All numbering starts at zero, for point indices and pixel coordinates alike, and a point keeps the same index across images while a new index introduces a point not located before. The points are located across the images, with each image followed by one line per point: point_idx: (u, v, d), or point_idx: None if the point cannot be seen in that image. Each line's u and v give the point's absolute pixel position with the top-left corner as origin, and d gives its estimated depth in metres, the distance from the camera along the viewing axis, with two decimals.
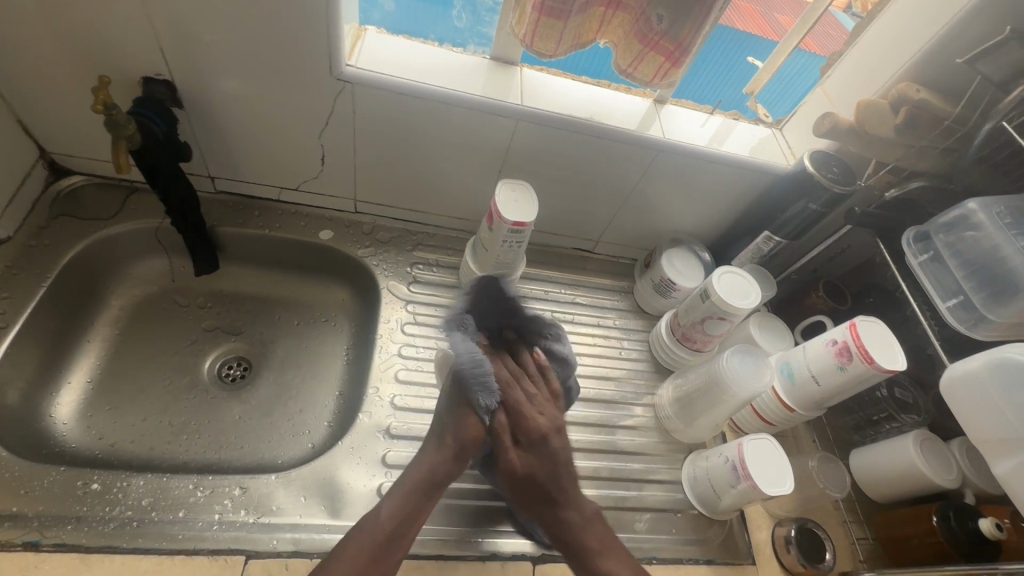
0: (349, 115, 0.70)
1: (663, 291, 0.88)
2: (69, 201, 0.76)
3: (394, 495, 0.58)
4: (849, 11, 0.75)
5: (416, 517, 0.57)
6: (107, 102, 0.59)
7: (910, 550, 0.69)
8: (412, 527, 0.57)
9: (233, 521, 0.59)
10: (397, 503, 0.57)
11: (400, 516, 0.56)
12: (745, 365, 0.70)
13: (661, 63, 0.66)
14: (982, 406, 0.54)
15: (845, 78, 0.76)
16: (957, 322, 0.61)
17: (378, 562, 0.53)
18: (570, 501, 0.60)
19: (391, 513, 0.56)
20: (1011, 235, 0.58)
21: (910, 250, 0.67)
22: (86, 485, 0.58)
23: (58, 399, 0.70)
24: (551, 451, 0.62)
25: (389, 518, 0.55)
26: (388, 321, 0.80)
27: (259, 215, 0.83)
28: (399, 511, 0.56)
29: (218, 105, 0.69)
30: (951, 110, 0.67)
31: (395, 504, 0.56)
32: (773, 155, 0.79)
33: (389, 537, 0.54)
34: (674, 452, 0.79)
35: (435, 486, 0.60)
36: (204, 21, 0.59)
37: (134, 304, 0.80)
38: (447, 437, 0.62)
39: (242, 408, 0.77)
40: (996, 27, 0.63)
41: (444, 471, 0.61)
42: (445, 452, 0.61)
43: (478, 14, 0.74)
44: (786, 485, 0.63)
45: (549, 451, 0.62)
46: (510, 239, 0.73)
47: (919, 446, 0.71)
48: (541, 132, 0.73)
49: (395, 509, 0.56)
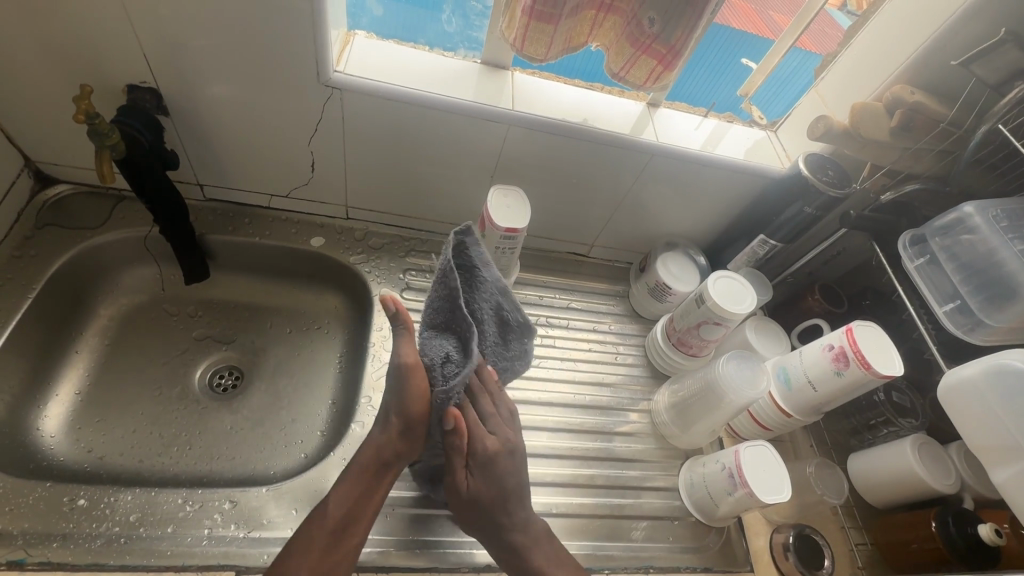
0: (338, 121, 0.70)
1: (658, 296, 0.88)
2: (55, 210, 0.75)
3: (342, 483, 0.56)
4: (844, 9, 0.74)
5: (365, 504, 0.56)
6: (89, 111, 0.58)
7: (909, 557, 0.68)
8: (362, 520, 0.55)
9: (223, 536, 0.58)
10: (344, 493, 0.55)
11: (348, 504, 0.54)
12: (742, 371, 0.69)
13: (653, 67, 0.65)
14: (981, 415, 0.53)
15: (839, 79, 0.75)
16: (954, 327, 0.60)
17: (335, 548, 0.52)
18: (517, 524, 0.57)
19: (337, 504, 0.54)
20: (1009, 239, 0.57)
21: (906, 254, 0.66)
22: (73, 501, 0.57)
23: (45, 412, 0.68)
24: (499, 474, 0.58)
25: (340, 506, 0.54)
26: (381, 329, 0.79)
27: (250, 223, 0.82)
28: (348, 500, 0.55)
29: (206, 112, 0.68)
30: (946, 112, 0.67)
31: (344, 490, 0.55)
32: (768, 158, 0.79)
33: (340, 526, 0.53)
34: (671, 458, 0.78)
35: (384, 467, 0.57)
36: (190, 28, 0.58)
37: (123, 314, 0.79)
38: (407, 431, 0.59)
39: (233, 418, 0.76)
40: (991, 28, 0.62)
41: (394, 450, 0.58)
42: (390, 435, 0.57)
43: (468, 18, 0.73)
44: (785, 492, 0.63)
45: (497, 473, 0.58)
46: (502, 246, 0.73)
47: (916, 450, 0.70)
48: (533, 137, 0.73)
49: (343, 498, 0.55)
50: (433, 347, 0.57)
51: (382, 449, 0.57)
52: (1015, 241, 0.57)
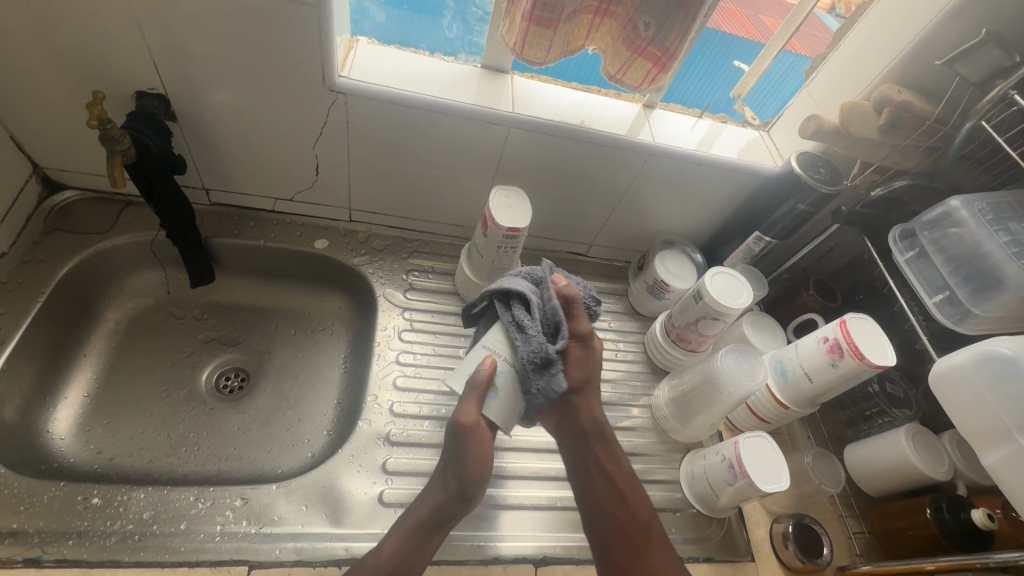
0: (343, 125, 0.71)
1: (656, 293, 0.89)
2: (63, 215, 0.76)
3: (395, 533, 0.58)
4: (833, 12, 0.76)
5: (421, 552, 0.58)
6: (102, 117, 0.59)
7: (906, 543, 0.70)
8: (416, 562, 0.57)
9: (235, 532, 0.59)
10: (397, 541, 0.58)
11: (402, 552, 0.57)
12: (739, 364, 0.71)
13: (649, 68, 0.67)
14: (970, 400, 0.55)
15: (827, 80, 0.78)
16: (944, 317, 0.62)
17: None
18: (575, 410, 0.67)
19: (391, 551, 0.57)
20: (994, 231, 0.59)
21: (897, 248, 0.68)
22: (86, 500, 0.58)
23: (54, 415, 0.69)
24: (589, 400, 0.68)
25: (390, 554, 0.57)
26: (385, 329, 0.80)
27: (254, 226, 0.83)
28: (402, 548, 0.57)
29: (213, 118, 0.69)
30: (932, 110, 0.69)
31: (397, 541, 0.58)
32: (761, 157, 0.81)
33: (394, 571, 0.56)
34: (671, 452, 0.80)
35: (441, 523, 0.60)
36: (197, 34, 0.60)
37: (130, 318, 0.80)
38: (448, 475, 0.61)
39: (241, 419, 0.77)
40: (973, 29, 0.65)
41: (451, 508, 0.60)
42: (450, 494, 0.60)
43: (469, 23, 0.75)
44: (783, 481, 0.64)
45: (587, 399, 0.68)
46: (504, 245, 0.74)
47: (910, 439, 0.72)
48: (532, 139, 0.74)
49: (397, 545, 0.57)
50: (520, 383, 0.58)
51: (441, 508, 0.60)
52: (1000, 233, 0.59)
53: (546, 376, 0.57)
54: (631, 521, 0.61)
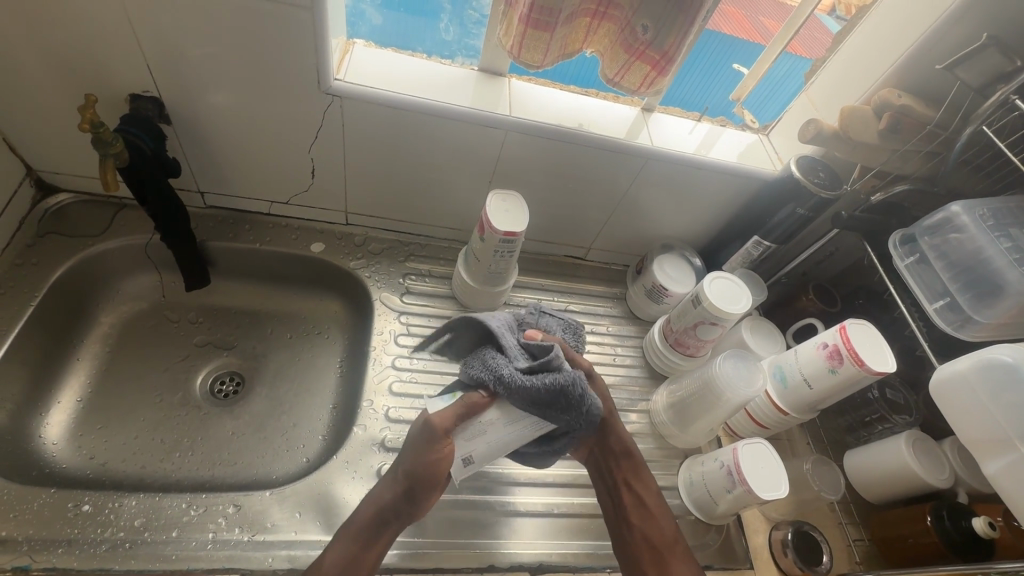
0: (339, 128, 0.71)
1: (655, 297, 0.89)
2: (57, 218, 0.75)
3: (342, 536, 0.57)
4: (833, 15, 0.75)
5: (364, 560, 0.56)
6: (94, 120, 0.58)
7: (904, 550, 0.70)
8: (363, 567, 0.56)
9: (227, 540, 0.59)
10: (343, 546, 0.56)
11: (347, 557, 0.55)
12: (738, 370, 0.70)
13: (647, 72, 0.66)
14: (972, 407, 0.54)
15: (827, 83, 0.78)
16: (944, 323, 0.61)
17: None
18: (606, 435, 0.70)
19: (335, 557, 0.55)
20: (995, 237, 0.59)
21: (897, 253, 0.67)
22: (77, 507, 0.57)
23: (47, 419, 0.69)
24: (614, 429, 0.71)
25: (336, 560, 0.55)
26: (381, 333, 0.80)
27: (250, 230, 0.83)
28: (346, 550, 0.56)
29: (207, 121, 0.69)
30: (933, 115, 0.69)
31: (340, 548, 0.56)
32: (761, 161, 0.81)
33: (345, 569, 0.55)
34: (670, 458, 0.79)
35: (383, 525, 0.58)
36: (191, 37, 0.59)
37: (124, 321, 0.79)
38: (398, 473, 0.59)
39: (235, 424, 0.76)
40: (974, 33, 0.64)
41: (397, 509, 0.58)
42: (397, 492, 0.58)
43: (466, 26, 0.74)
44: (782, 488, 0.63)
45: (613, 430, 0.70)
46: (501, 249, 0.73)
47: (911, 447, 0.72)
48: (530, 142, 0.74)
49: (343, 549, 0.56)
50: (556, 413, 0.58)
51: (385, 510, 0.58)
52: (1001, 240, 0.58)
53: (571, 399, 0.58)
54: (654, 536, 0.64)
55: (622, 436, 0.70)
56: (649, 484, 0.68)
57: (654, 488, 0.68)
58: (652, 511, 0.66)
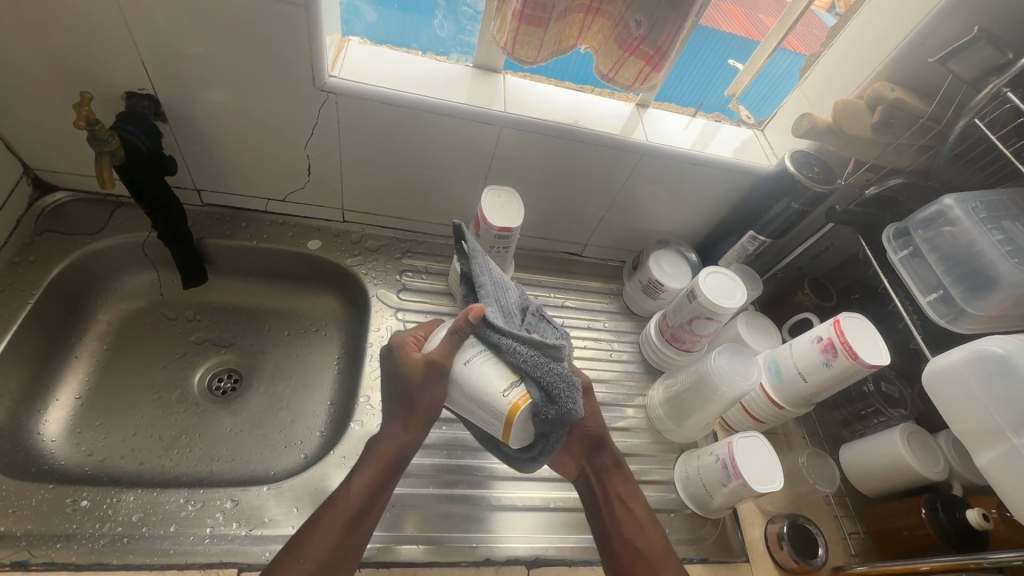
0: (334, 125, 0.71)
1: (651, 293, 0.89)
2: (54, 217, 0.75)
3: (363, 472, 0.57)
4: (832, 11, 0.77)
5: (382, 495, 0.57)
6: (89, 117, 0.59)
7: (900, 542, 0.70)
8: (380, 503, 0.57)
9: (225, 534, 0.59)
10: (366, 480, 0.57)
11: (371, 490, 0.56)
12: (733, 364, 0.70)
13: (641, 67, 0.66)
14: (964, 399, 0.55)
15: (822, 78, 0.78)
16: (938, 316, 0.62)
17: (362, 519, 0.55)
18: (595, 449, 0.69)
19: (360, 488, 0.56)
20: (988, 230, 0.59)
21: (891, 246, 0.68)
22: (75, 502, 0.57)
23: (46, 416, 0.69)
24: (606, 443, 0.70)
25: (362, 491, 0.56)
26: (378, 329, 0.80)
27: (246, 227, 0.83)
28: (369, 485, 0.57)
29: (202, 119, 0.69)
30: (926, 108, 0.69)
31: (365, 480, 0.57)
32: (755, 156, 0.81)
33: (361, 509, 0.55)
34: (666, 452, 0.79)
35: (398, 465, 0.59)
36: (185, 34, 0.59)
37: (122, 319, 0.80)
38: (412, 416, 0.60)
39: (233, 421, 0.76)
40: (966, 25, 0.64)
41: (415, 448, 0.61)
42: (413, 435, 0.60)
43: (461, 22, 0.75)
44: (776, 481, 0.64)
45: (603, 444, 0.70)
46: (497, 245, 0.74)
47: (905, 440, 0.72)
48: (524, 138, 0.74)
49: (366, 483, 0.57)
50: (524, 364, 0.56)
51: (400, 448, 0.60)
52: (994, 232, 0.58)
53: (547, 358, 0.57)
54: (643, 549, 0.62)
55: (612, 450, 0.70)
56: (638, 496, 0.67)
57: (642, 501, 0.67)
58: (641, 523, 0.64)
